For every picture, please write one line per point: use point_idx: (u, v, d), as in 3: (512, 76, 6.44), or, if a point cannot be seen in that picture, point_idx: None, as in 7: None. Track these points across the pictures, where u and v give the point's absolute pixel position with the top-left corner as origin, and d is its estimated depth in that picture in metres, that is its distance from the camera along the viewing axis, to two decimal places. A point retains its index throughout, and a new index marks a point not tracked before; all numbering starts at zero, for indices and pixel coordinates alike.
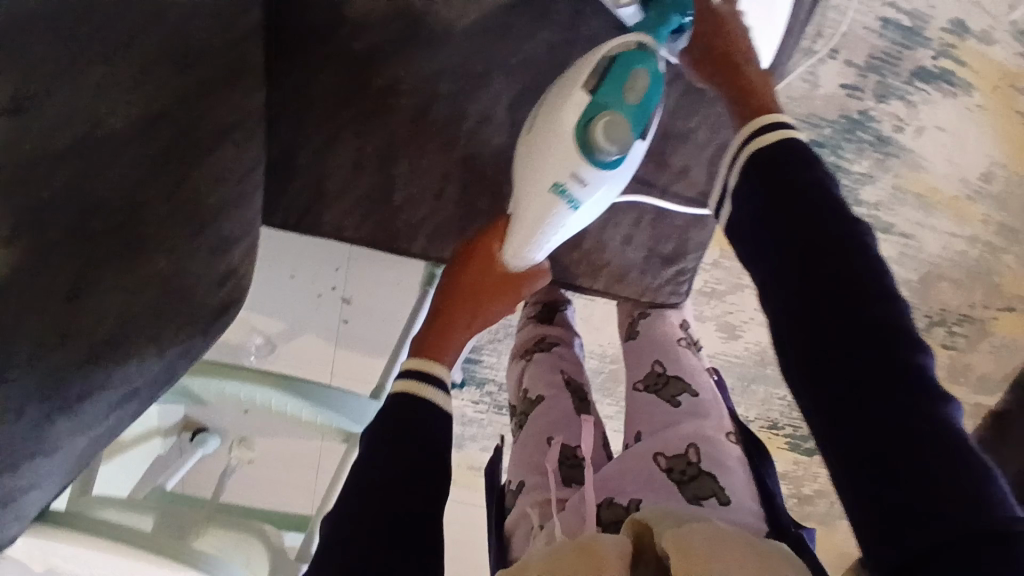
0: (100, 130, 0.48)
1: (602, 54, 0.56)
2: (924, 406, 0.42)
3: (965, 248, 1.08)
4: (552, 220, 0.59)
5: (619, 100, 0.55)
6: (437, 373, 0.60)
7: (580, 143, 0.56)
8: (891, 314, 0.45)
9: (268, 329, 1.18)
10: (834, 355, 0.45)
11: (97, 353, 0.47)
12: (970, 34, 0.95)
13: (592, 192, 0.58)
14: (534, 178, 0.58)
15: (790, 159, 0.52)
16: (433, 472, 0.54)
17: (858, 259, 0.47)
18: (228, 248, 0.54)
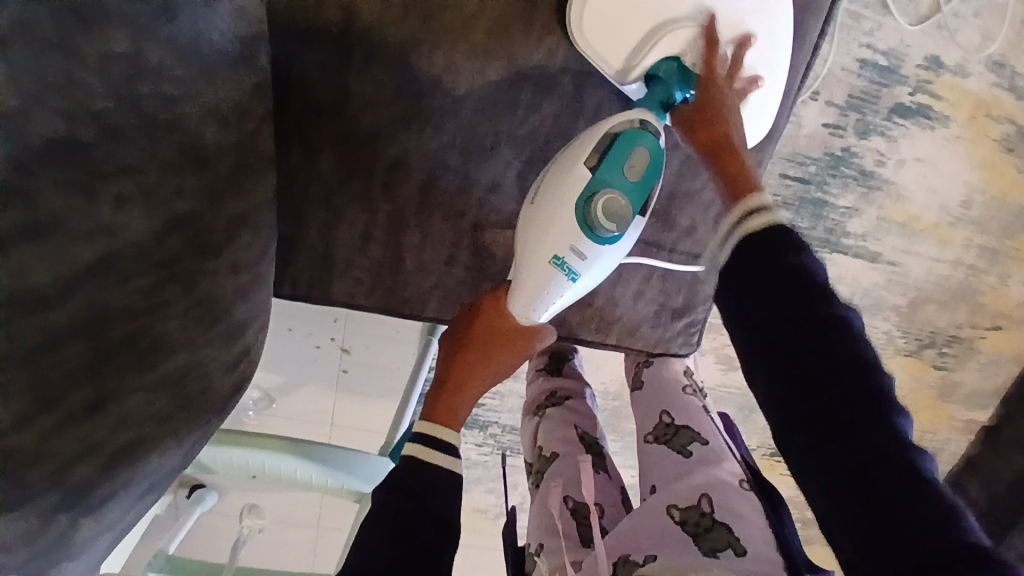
0: (128, 242, 0.43)
1: (605, 129, 0.55)
2: (897, 443, 0.43)
3: (949, 271, 1.11)
4: (550, 294, 0.57)
5: (620, 177, 0.55)
6: (447, 438, 0.61)
7: (579, 219, 0.54)
8: (863, 358, 0.46)
9: (265, 384, 1.16)
10: (811, 398, 0.46)
11: (112, 457, 0.46)
12: (945, 69, 0.98)
13: (591, 267, 0.56)
14: (531, 252, 0.56)
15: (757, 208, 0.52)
16: (439, 525, 0.56)
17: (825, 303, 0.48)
18: (234, 332, 0.57)
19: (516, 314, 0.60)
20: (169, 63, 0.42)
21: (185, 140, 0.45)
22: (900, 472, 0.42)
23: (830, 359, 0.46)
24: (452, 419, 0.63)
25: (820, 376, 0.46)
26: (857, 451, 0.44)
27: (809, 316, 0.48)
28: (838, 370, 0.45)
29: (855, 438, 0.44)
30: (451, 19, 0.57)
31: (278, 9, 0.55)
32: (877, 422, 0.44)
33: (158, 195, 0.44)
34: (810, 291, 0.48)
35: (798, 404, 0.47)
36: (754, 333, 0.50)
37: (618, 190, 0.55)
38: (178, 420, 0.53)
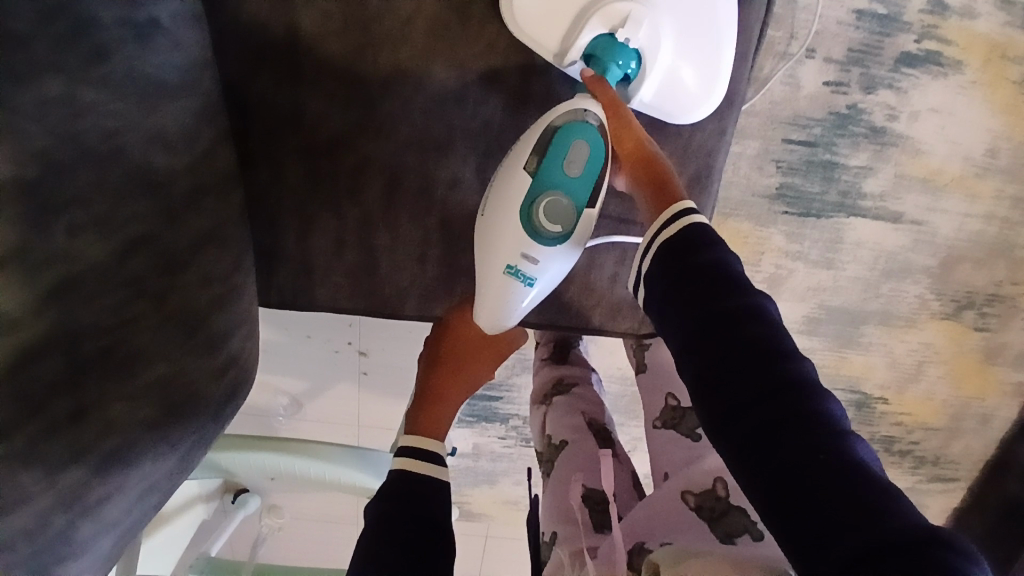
0: (89, 263, 0.45)
1: (542, 129, 0.55)
2: (826, 437, 0.42)
3: (982, 227, 1.04)
4: (509, 303, 0.58)
5: (560, 176, 0.55)
6: (432, 447, 0.63)
7: (524, 224, 0.55)
8: (785, 348, 0.46)
9: (292, 390, 1.22)
10: (742, 402, 0.45)
11: (105, 463, 0.50)
12: (951, 11, 0.92)
13: (546, 270, 0.57)
14: (484, 263, 0.57)
15: (690, 229, 0.53)
16: (435, 526, 0.57)
17: (747, 299, 0.48)
18: (218, 340, 0.60)
19: (483, 322, 0.60)
20: (105, 98, 0.45)
21: (133, 167, 0.48)
22: (830, 464, 0.40)
23: (754, 358, 0.45)
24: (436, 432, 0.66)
25: (747, 376, 0.45)
26: (797, 437, 0.42)
27: (731, 317, 0.47)
28: (766, 372, 0.45)
29: (789, 439, 0.42)
30: (391, 21, 0.58)
31: (226, 33, 0.58)
32: (806, 419, 0.42)
33: (114, 221, 0.47)
34: (729, 294, 0.48)
35: (732, 409, 0.45)
36: (686, 346, 0.49)
37: (561, 191, 0.55)
38: (168, 425, 0.56)
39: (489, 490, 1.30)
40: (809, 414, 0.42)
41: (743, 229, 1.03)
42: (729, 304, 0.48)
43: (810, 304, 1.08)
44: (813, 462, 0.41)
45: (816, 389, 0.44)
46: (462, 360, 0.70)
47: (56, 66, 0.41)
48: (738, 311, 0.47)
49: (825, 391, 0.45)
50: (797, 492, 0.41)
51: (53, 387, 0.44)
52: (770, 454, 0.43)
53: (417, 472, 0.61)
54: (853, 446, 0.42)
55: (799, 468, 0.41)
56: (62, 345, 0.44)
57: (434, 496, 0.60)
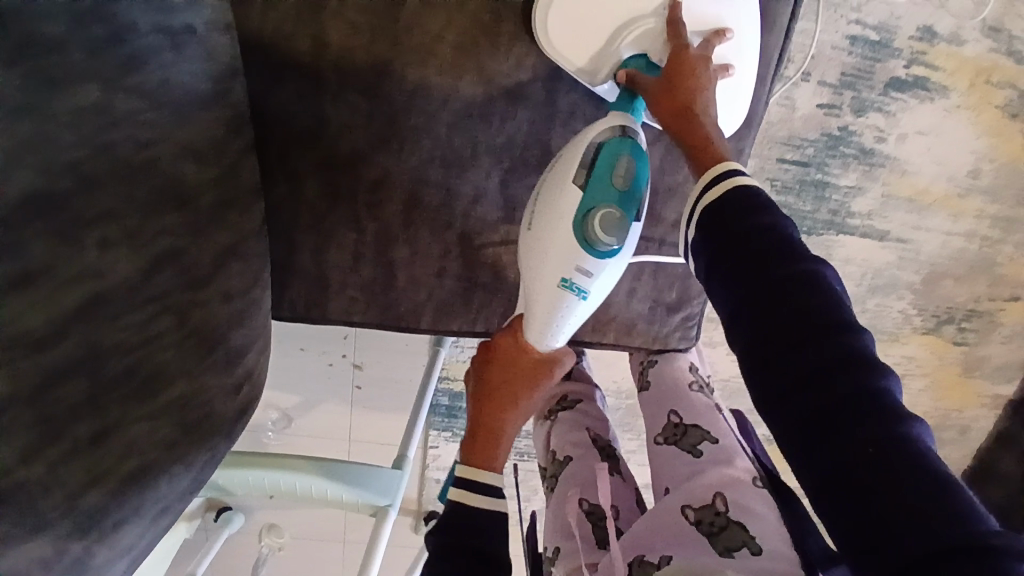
0: (115, 279, 0.44)
1: (585, 143, 0.55)
2: (882, 421, 0.39)
3: (964, 244, 1.08)
4: (560, 317, 0.56)
5: (609, 189, 0.55)
6: (485, 480, 0.61)
7: (579, 237, 0.54)
8: (842, 320, 0.42)
9: (283, 405, 1.19)
10: (797, 382, 0.42)
11: (124, 485, 0.47)
12: (939, 39, 0.96)
13: (597, 282, 0.56)
14: (535, 279, 0.56)
15: (741, 200, 0.49)
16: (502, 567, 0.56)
17: (799, 267, 0.45)
18: (237, 356, 0.59)
19: (535, 341, 0.59)
20: (139, 108, 0.44)
21: (163, 180, 0.47)
22: (888, 450, 0.38)
23: (810, 332, 0.42)
24: (490, 463, 0.62)
25: (801, 353, 0.42)
26: (847, 425, 0.39)
27: (782, 288, 0.44)
28: (813, 348, 0.42)
29: (839, 420, 0.40)
30: (419, 35, 0.58)
31: (249, 42, 0.57)
32: (863, 400, 0.39)
33: (141, 236, 0.45)
34: (778, 264, 0.45)
35: (783, 390, 0.42)
36: (731, 317, 0.47)
37: (611, 203, 0.55)
38: (184, 446, 0.54)
39: None
40: (862, 395, 0.40)
41: None
42: (781, 276, 0.45)
43: None
44: (866, 447, 0.38)
45: (874, 365, 0.41)
46: (514, 386, 0.63)
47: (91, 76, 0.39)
48: (790, 282, 0.44)
49: (883, 367, 0.41)
50: (852, 478, 0.38)
51: (74, 409, 0.42)
52: (822, 445, 0.40)
53: (470, 504, 0.59)
54: (913, 429, 0.39)
55: (849, 458, 0.39)
56: (86, 365, 0.43)
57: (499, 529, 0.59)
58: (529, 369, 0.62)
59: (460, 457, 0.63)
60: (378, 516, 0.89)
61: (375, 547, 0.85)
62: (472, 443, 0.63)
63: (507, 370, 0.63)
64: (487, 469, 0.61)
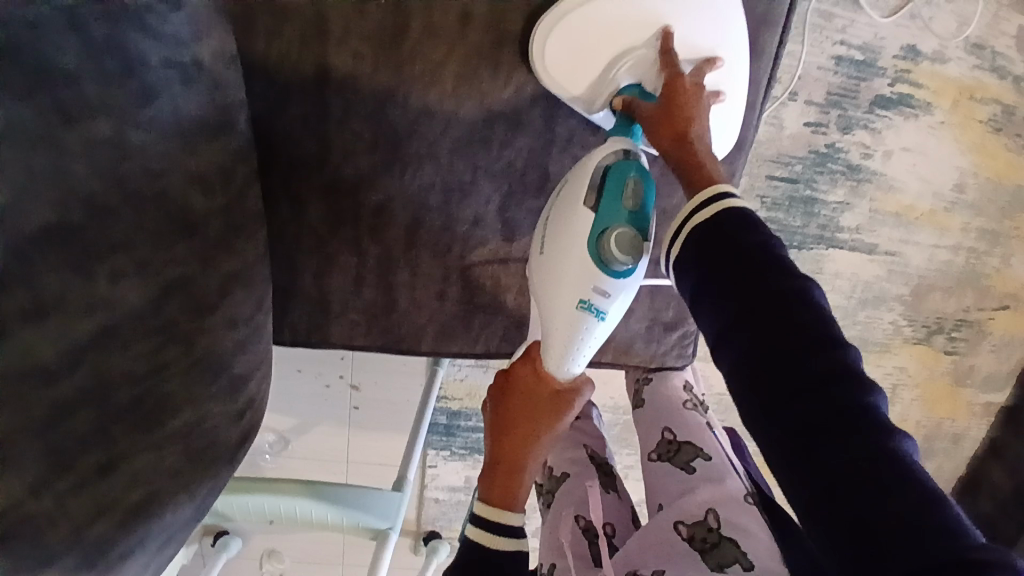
0: (125, 311, 0.44)
1: (592, 167, 0.56)
2: (869, 432, 0.40)
3: (950, 257, 1.11)
4: (581, 338, 0.56)
5: (620, 209, 0.56)
6: (508, 521, 0.59)
7: (593, 258, 0.55)
8: (830, 336, 0.43)
9: (279, 427, 1.18)
10: (787, 396, 0.43)
11: (129, 515, 0.47)
12: (923, 57, 0.99)
13: (615, 301, 0.56)
14: (551, 301, 0.56)
15: (731, 220, 0.50)
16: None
17: (788, 284, 0.46)
18: (240, 384, 0.59)
19: (554, 369, 0.58)
20: (149, 140, 0.44)
21: (172, 211, 0.47)
22: (876, 461, 0.39)
23: (800, 345, 0.43)
24: (512, 502, 0.60)
25: (790, 365, 0.43)
26: (836, 438, 0.40)
27: (772, 305, 0.45)
28: (803, 363, 0.43)
29: (829, 434, 0.41)
30: (421, 64, 0.59)
31: (254, 72, 0.58)
32: (851, 413, 0.40)
33: (152, 265, 0.46)
34: (767, 279, 0.46)
35: (774, 405, 0.43)
36: (722, 332, 0.48)
37: (623, 223, 0.55)
38: (188, 474, 0.54)
39: None
40: (851, 408, 0.40)
41: None
42: (771, 291, 0.46)
43: None
44: (853, 456, 0.39)
45: (862, 380, 0.42)
46: (537, 423, 0.59)
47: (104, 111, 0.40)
48: (779, 298, 0.45)
49: (871, 383, 0.42)
50: (841, 487, 0.39)
51: (83, 442, 0.42)
52: (812, 458, 0.41)
53: (494, 548, 0.58)
54: (898, 442, 0.40)
55: (838, 471, 0.40)
56: (97, 396, 0.43)
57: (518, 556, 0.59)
58: (551, 403, 0.59)
59: (480, 497, 0.60)
60: (379, 540, 0.90)
61: (376, 568, 0.86)
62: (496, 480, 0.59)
63: (529, 405, 0.59)
64: (511, 510, 0.59)
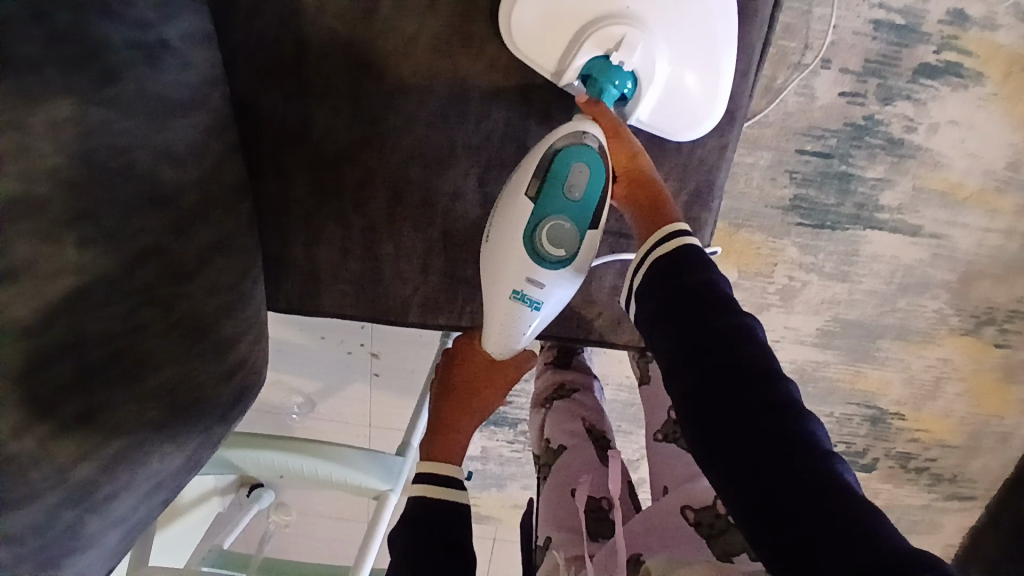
0: (97, 273, 0.47)
1: (541, 155, 0.58)
2: (808, 455, 0.40)
3: (1004, 242, 1.01)
4: (518, 325, 0.60)
5: (561, 200, 0.58)
6: (450, 472, 0.68)
7: (529, 249, 0.58)
8: (770, 366, 0.45)
9: (306, 389, 1.24)
10: (732, 420, 0.43)
11: (115, 460, 0.51)
12: (971, 23, 0.90)
13: (551, 293, 0.59)
14: (492, 287, 0.60)
15: (685, 260, 0.52)
16: (457, 551, 0.61)
17: (733, 319, 0.47)
18: (226, 346, 0.62)
19: (490, 346, 0.63)
20: (116, 118, 0.47)
21: (144, 182, 0.50)
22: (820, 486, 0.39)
23: (746, 375, 0.44)
24: (452, 458, 0.71)
25: (734, 394, 0.44)
26: (776, 457, 0.41)
27: (719, 334, 0.46)
28: (746, 389, 0.43)
29: (768, 456, 0.41)
30: (394, 39, 0.60)
31: (235, 51, 0.61)
32: (792, 439, 0.41)
33: (119, 235, 0.48)
34: (718, 310, 0.48)
35: (718, 431, 0.44)
36: (673, 361, 0.48)
37: (562, 215, 0.58)
38: (174, 425, 0.57)
39: (496, 493, 1.28)
40: (791, 431, 0.41)
41: (754, 240, 1.01)
42: (721, 322, 0.47)
43: (824, 317, 1.06)
44: (795, 482, 0.39)
45: (800, 409, 0.43)
46: (472, 388, 0.75)
47: (66, 90, 0.43)
48: (727, 332, 0.46)
49: (809, 413, 0.43)
50: (785, 510, 0.39)
51: (64, 392, 0.45)
52: (755, 479, 0.41)
53: (436, 496, 0.66)
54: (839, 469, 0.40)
55: (781, 491, 0.40)
56: (75, 350, 0.46)
57: (453, 516, 0.64)
58: (483, 374, 0.75)
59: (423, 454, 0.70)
60: (379, 501, 0.93)
61: (373, 528, 0.89)
62: (436, 438, 0.73)
63: (463, 376, 0.75)
64: (453, 462, 0.69)
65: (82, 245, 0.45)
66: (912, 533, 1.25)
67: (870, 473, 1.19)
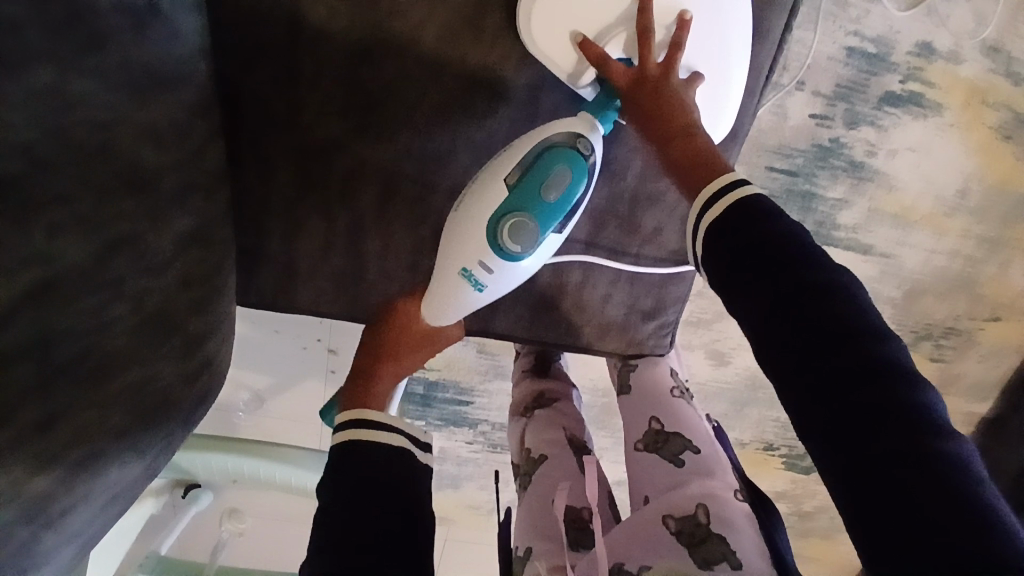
0: (64, 263, 0.41)
1: (533, 146, 0.55)
2: (916, 424, 0.40)
3: (947, 263, 1.08)
4: (459, 302, 0.59)
5: (535, 197, 0.54)
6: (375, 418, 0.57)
7: (489, 232, 0.55)
8: (872, 328, 0.43)
9: (254, 385, 1.17)
10: (831, 387, 0.42)
11: (74, 471, 0.45)
12: (937, 55, 0.95)
13: (498, 281, 0.57)
14: (447, 258, 0.58)
15: (760, 212, 0.49)
16: (411, 515, 0.52)
17: (827, 278, 0.45)
18: (196, 344, 0.57)
19: (428, 315, 0.62)
20: (94, 89, 0.42)
21: (122, 163, 0.45)
22: (935, 473, 0.39)
23: (841, 344, 0.43)
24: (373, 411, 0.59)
25: (835, 360, 0.42)
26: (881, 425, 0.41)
27: (817, 292, 0.44)
28: (848, 354, 0.42)
29: (869, 425, 0.41)
30: (400, 25, 0.56)
31: (223, 23, 0.55)
32: (898, 407, 0.41)
33: (93, 222, 0.43)
34: (812, 279, 0.45)
35: (820, 395, 0.43)
36: (765, 320, 0.46)
37: (531, 209, 0.55)
38: (138, 432, 0.51)
39: (450, 494, 1.25)
40: (899, 399, 0.41)
41: None
42: (807, 282, 0.45)
43: None
44: (899, 453, 0.40)
45: (903, 372, 0.42)
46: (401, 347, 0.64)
47: (46, 55, 0.38)
48: (825, 290, 0.44)
49: (913, 376, 0.42)
50: (884, 475, 0.40)
51: (22, 398, 0.40)
52: (859, 446, 0.41)
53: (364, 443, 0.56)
54: (951, 445, 0.40)
55: (883, 461, 0.40)
56: (36, 351, 0.40)
57: (403, 472, 0.55)
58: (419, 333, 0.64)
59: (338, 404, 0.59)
60: None
61: None
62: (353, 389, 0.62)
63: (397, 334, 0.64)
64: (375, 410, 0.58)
65: (51, 232, 0.40)
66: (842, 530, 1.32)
67: (809, 475, 1.23)
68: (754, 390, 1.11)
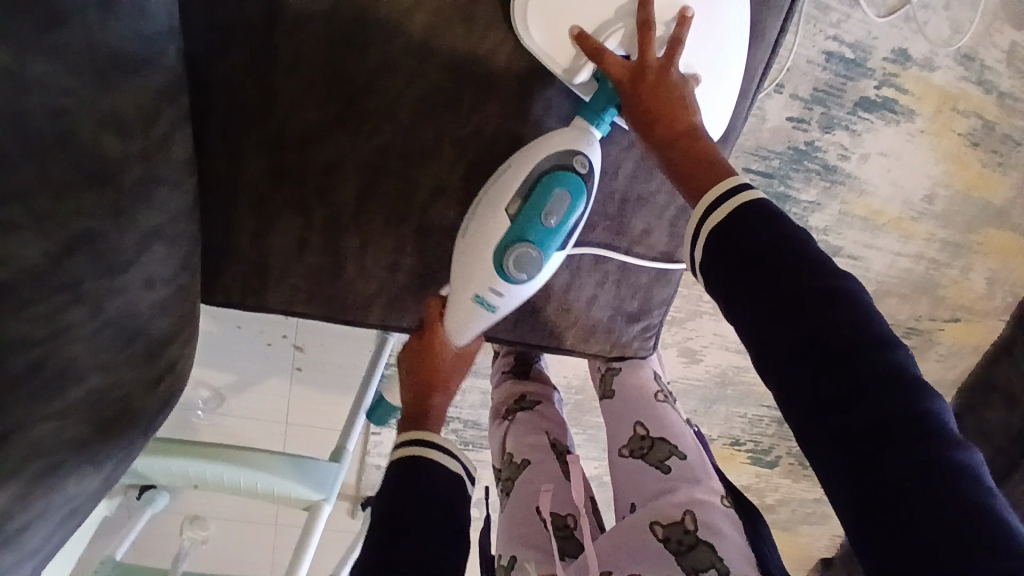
0: (17, 263, 0.37)
1: (528, 171, 0.55)
2: (923, 433, 0.39)
3: (911, 265, 1.11)
4: (473, 325, 0.59)
5: (538, 223, 0.55)
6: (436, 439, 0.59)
7: (496, 261, 0.55)
8: (878, 334, 0.43)
9: (214, 383, 1.12)
10: (834, 397, 0.42)
11: (29, 489, 0.41)
12: (912, 62, 0.97)
13: (509, 302, 0.58)
14: (456, 286, 0.58)
15: (760, 216, 0.48)
16: (450, 506, 0.55)
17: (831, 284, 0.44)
18: (159, 347, 0.53)
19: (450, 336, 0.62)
20: (55, 71, 0.37)
21: (83, 152, 0.41)
22: (943, 483, 0.38)
23: (844, 353, 0.42)
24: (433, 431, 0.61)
25: (838, 367, 0.42)
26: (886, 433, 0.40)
27: (819, 299, 0.44)
28: (851, 363, 0.42)
29: (873, 433, 0.40)
30: (388, 10, 0.53)
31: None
32: (903, 416, 0.40)
33: (52, 216, 0.39)
34: (815, 285, 0.44)
35: (824, 406, 0.42)
36: (767, 328, 0.45)
37: (536, 236, 0.55)
38: (96, 443, 0.47)
39: None
40: (902, 408, 0.40)
41: None
42: (806, 291, 0.44)
43: None
44: (905, 461, 0.39)
45: (910, 381, 0.41)
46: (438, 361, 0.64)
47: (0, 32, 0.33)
48: (828, 295, 0.44)
49: (920, 384, 0.41)
50: (891, 484, 0.39)
51: None
52: (864, 456, 0.40)
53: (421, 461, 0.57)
54: (959, 454, 0.39)
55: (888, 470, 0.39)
56: None
57: (449, 478, 0.57)
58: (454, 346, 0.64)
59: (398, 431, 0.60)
60: (311, 511, 0.85)
61: (305, 543, 0.83)
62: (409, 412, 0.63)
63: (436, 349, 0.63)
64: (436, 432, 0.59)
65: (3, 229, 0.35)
66: (801, 523, 1.35)
67: (772, 469, 1.25)
68: (723, 388, 1.12)
